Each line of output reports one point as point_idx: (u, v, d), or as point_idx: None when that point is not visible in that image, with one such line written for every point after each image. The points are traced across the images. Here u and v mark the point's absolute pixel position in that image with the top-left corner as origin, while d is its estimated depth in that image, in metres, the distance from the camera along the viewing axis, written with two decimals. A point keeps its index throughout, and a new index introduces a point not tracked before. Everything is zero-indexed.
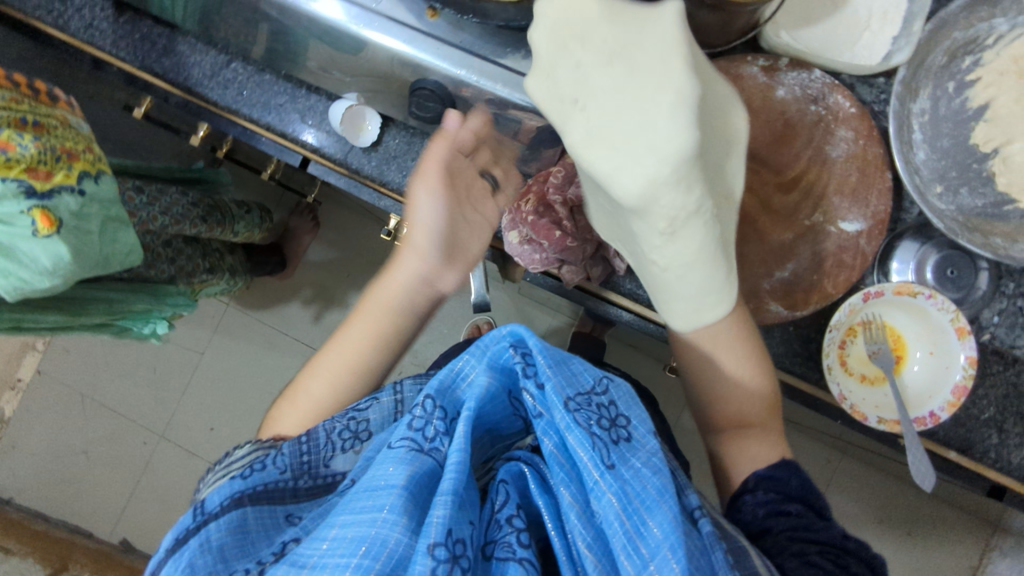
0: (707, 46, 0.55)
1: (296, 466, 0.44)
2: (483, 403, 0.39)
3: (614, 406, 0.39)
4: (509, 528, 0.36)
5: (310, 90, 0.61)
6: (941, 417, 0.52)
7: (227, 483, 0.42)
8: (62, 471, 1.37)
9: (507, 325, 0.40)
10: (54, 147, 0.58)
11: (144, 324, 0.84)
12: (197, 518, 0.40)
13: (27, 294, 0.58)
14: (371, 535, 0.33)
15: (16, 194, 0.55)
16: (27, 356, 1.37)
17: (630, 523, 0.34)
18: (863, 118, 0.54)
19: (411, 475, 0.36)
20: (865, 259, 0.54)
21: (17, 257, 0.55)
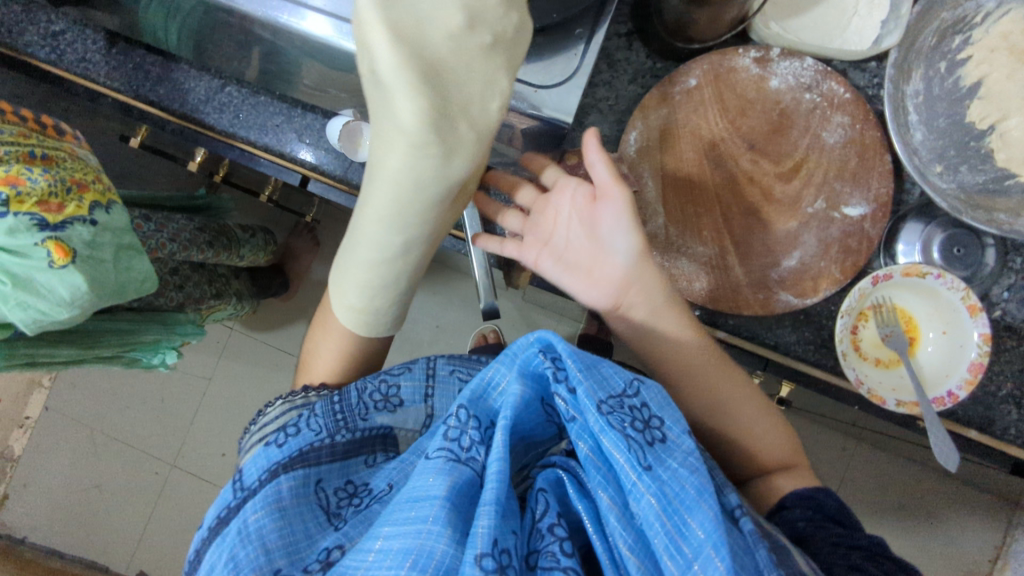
0: (698, 41, 0.55)
1: (330, 424, 0.45)
2: (519, 411, 0.39)
3: (647, 408, 0.38)
4: (552, 537, 0.35)
5: (307, 109, 0.62)
6: (959, 396, 0.52)
7: (265, 451, 0.44)
8: (76, 507, 1.36)
9: (536, 331, 0.39)
10: (63, 179, 0.58)
11: (153, 354, 0.84)
12: (238, 493, 0.43)
13: (46, 325, 0.58)
14: (416, 546, 0.34)
15: (29, 227, 0.54)
16: (34, 394, 1.37)
17: (671, 523, 0.34)
18: (858, 103, 0.54)
19: (451, 485, 0.36)
20: (871, 242, 0.54)
21: (36, 290, 0.55)
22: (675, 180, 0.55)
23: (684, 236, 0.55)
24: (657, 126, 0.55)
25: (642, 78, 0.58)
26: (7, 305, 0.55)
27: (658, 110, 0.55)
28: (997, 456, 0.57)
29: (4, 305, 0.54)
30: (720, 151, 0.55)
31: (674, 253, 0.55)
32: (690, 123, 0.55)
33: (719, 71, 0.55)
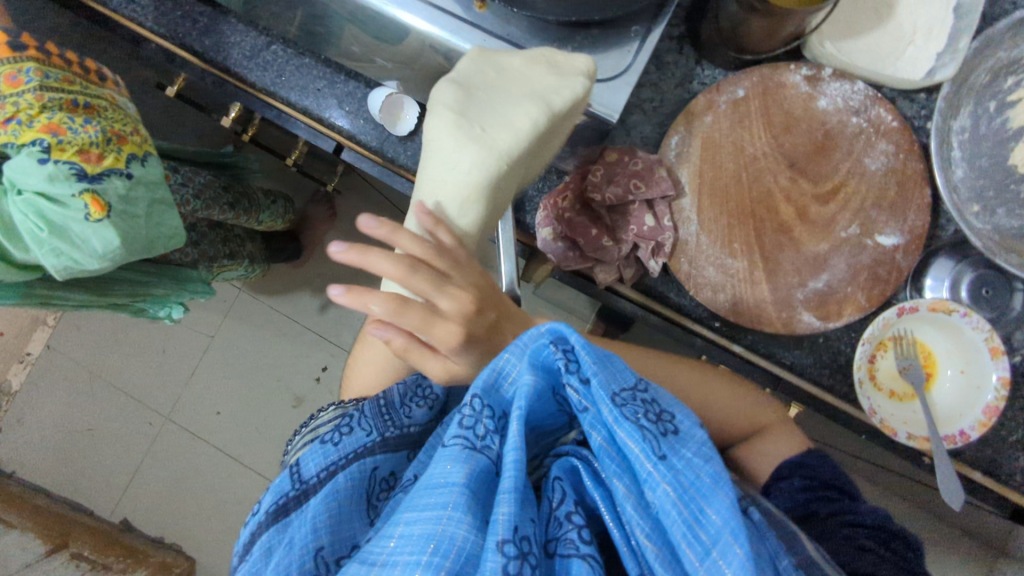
0: (751, 52, 0.54)
1: (379, 424, 0.46)
2: (531, 400, 0.38)
3: (658, 401, 0.39)
4: (570, 525, 0.36)
5: (349, 77, 0.61)
6: (971, 436, 0.52)
7: (319, 448, 0.44)
8: (65, 448, 1.36)
9: (547, 321, 0.38)
10: (103, 130, 0.58)
11: (160, 307, 0.85)
12: (295, 485, 0.42)
13: (76, 272, 0.59)
14: (437, 531, 0.34)
15: (67, 176, 0.54)
16: (38, 331, 1.37)
17: (689, 511, 0.34)
18: (905, 132, 0.54)
19: (469, 473, 0.36)
20: (900, 273, 0.54)
21: (70, 238, 0.56)
22: (712, 187, 0.55)
23: (715, 246, 0.55)
24: (700, 133, 0.55)
25: (688, 83, 0.58)
26: (41, 249, 0.56)
27: (703, 117, 0.55)
28: (997, 501, 0.57)
29: (40, 251, 0.55)
30: (760, 166, 0.55)
31: (702, 261, 0.55)
32: (733, 133, 0.55)
33: (768, 85, 0.55)
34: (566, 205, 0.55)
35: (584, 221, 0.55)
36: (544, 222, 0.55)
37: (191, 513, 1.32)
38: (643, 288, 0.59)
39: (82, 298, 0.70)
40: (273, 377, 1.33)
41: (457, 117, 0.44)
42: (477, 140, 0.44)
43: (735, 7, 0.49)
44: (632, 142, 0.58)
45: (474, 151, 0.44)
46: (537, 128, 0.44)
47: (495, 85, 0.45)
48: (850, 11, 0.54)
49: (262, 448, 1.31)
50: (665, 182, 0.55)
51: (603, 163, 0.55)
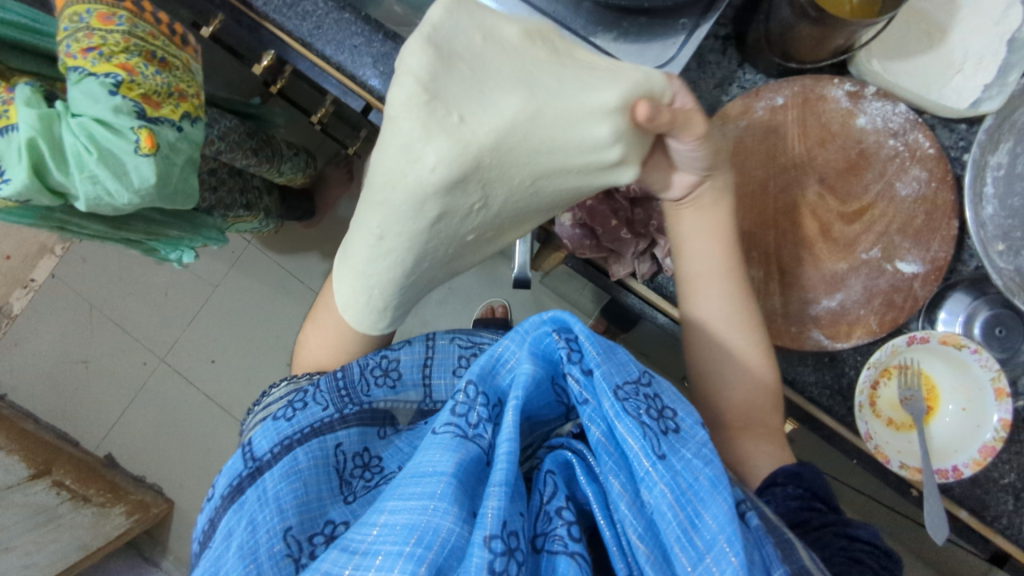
0: (796, 60, 0.53)
1: (336, 400, 0.44)
2: (529, 389, 0.39)
3: (660, 398, 0.39)
4: (560, 520, 0.36)
5: (387, 37, 0.60)
6: (964, 473, 0.51)
7: (272, 425, 0.42)
8: (58, 377, 1.37)
9: (549, 311, 0.40)
10: (169, 84, 0.58)
11: (172, 250, 0.84)
12: (249, 464, 0.41)
13: (99, 206, 0.57)
14: (422, 523, 0.33)
15: (129, 112, 0.54)
16: (44, 259, 1.37)
17: (684, 514, 0.34)
18: (941, 161, 0.53)
19: (459, 462, 0.36)
20: (916, 303, 0.53)
21: (112, 170, 0.54)
22: (738, 193, 0.54)
23: None
24: (733, 137, 0.54)
25: (728, 85, 0.57)
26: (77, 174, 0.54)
27: (738, 120, 0.54)
28: (980, 542, 0.57)
29: (78, 174, 0.53)
30: (789, 177, 0.54)
31: None
32: (766, 141, 0.54)
33: (809, 96, 0.54)
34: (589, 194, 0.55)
35: (606, 210, 0.55)
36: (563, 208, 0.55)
37: (176, 456, 1.33)
38: (656, 287, 0.57)
39: (97, 229, 0.68)
40: (271, 333, 1.34)
41: (427, 98, 0.39)
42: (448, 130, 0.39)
43: (788, 11, 0.48)
44: None
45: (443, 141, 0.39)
46: (517, 123, 0.39)
47: (481, 55, 0.40)
48: (901, 30, 0.53)
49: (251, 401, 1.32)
50: None
51: None
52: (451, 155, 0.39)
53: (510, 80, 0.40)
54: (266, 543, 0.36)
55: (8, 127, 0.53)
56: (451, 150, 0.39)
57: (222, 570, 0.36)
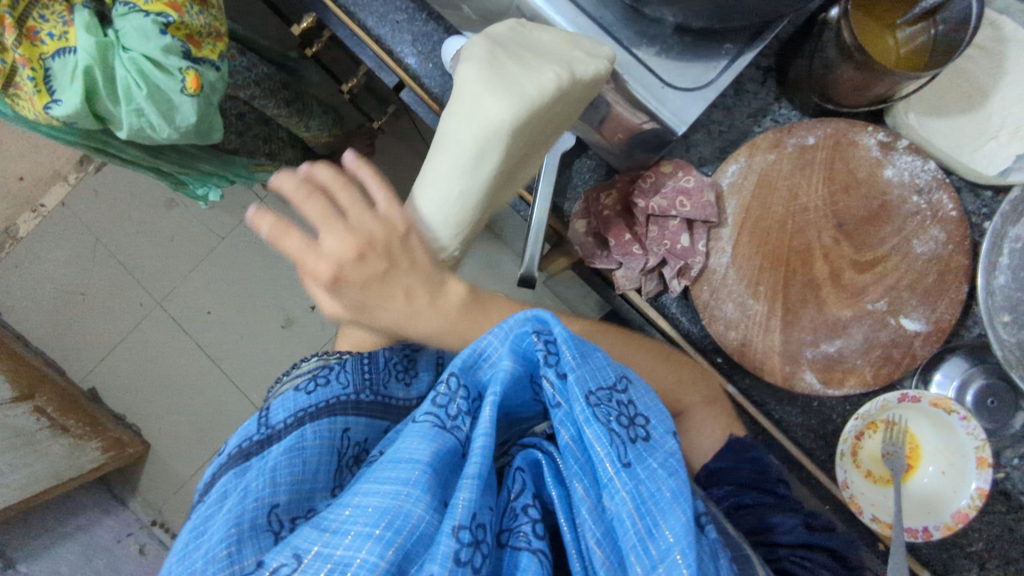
0: (834, 102, 0.53)
1: (357, 381, 0.45)
2: (507, 386, 0.39)
3: (633, 406, 0.40)
4: (525, 518, 0.37)
5: (430, 18, 0.60)
6: (933, 536, 0.51)
7: (294, 396, 0.43)
8: (53, 304, 1.37)
9: (532, 309, 0.40)
10: (211, 24, 0.57)
11: (201, 185, 0.85)
12: (262, 429, 0.42)
13: (141, 136, 0.58)
14: (394, 507, 0.34)
15: (176, 53, 0.54)
16: (57, 185, 1.38)
17: (642, 523, 0.35)
18: (960, 225, 0.53)
19: (436, 451, 0.36)
20: (913, 360, 0.53)
21: (159, 108, 0.56)
22: (754, 226, 0.54)
23: (740, 284, 0.54)
24: (759, 169, 0.54)
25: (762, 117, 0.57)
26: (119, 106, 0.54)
27: (767, 153, 0.54)
28: None
29: (125, 107, 0.54)
30: (808, 218, 0.54)
31: (723, 294, 0.54)
32: (790, 178, 0.54)
33: (841, 140, 0.54)
34: (608, 204, 0.55)
35: (620, 222, 0.55)
36: (580, 213, 0.56)
37: (160, 399, 1.34)
38: (657, 305, 0.57)
39: (135, 155, 0.67)
40: (269, 293, 1.34)
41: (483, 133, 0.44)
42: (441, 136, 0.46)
43: (834, 52, 0.47)
44: (689, 160, 0.57)
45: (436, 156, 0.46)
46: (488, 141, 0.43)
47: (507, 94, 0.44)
48: (942, 87, 0.53)
49: (241, 357, 1.32)
50: (710, 208, 0.53)
51: (655, 171, 0.55)
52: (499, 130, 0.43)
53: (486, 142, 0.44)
54: (251, 511, 0.36)
55: (64, 49, 0.52)
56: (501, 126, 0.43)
57: (209, 530, 0.36)
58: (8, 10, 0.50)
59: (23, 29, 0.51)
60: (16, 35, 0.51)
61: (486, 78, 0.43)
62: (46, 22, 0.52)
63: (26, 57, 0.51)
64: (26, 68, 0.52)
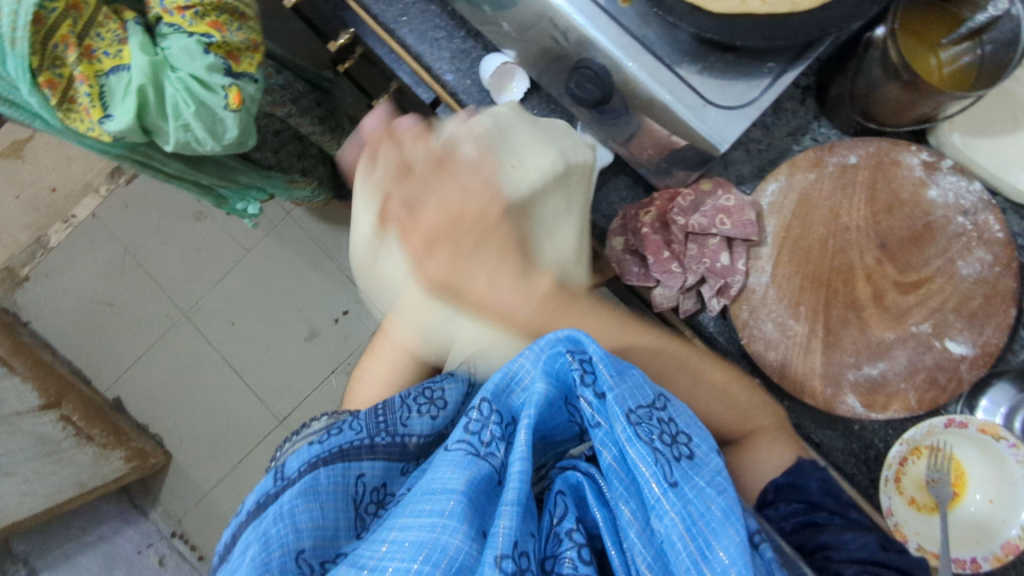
0: (875, 120, 0.52)
1: (371, 425, 0.43)
2: (542, 409, 0.39)
3: (674, 423, 0.39)
4: (570, 543, 0.36)
5: (469, 35, 0.59)
6: (981, 567, 0.50)
7: (306, 448, 0.41)
8: (81, 313, 1.39)
9: (566, 329, 0.40)
10: (251, 37, 0.57)
11: (239, 199, 0.87)
12: (277, 482, 0.40)
13: (183, 148, 0.59)
14: (430, 540, 0.33)
15: (218, 70, 0.55)
16: (88, 198, 1.41)
17: (695, 545, 0.35)
18: (1007, 246, 0.51)
19: (470, 480, 0.36)
20: (960, 385, 0.51)
21: (208, 124, 0.57)
22: (794, 245, 0.54)
23: (780, 303, 0.53)
24: (799, 188, 0.54)
25: (800, 135, 0.56)
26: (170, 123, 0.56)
27: (807, 172, 0.54)
28: None
29: (173, 123, 0.55)
30: (850, 238, 0.53)
31: (763, 314, 0.53)
32: (831, 198, 0.54)
33: (882, 160, 0.53)
34: (646, 222, 0.55)
35: (658, 239, 0.54)
36: (618, 231, 0.56)
37: (183, 409, 1.35)
38: (693, 324, 0.57)
39: (179, 167, 0.69)
40: (293, 306, 1.35)
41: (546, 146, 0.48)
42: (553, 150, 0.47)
43: (878, 71, 0.47)
44: (727, 178, 0.57)
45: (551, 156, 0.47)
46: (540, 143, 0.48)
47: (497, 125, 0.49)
48: (987, 108, 0.52)
49: (264, 370, 1.33)
50: (751, 226, 0.53)
51: (693, 189, 0.55)
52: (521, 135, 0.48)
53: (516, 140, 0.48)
54: (277, 558, 0.35)
55: (120, 66, 0.53)
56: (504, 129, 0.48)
57: None
58: (69, 29, 0.50)
59: (82, 46, 0.51)
60: (77, 53, 0.51)
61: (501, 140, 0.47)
62: (103, 40, 0.52)
63: (84, 74, 0.51)
64: (83, 85, 0.51)
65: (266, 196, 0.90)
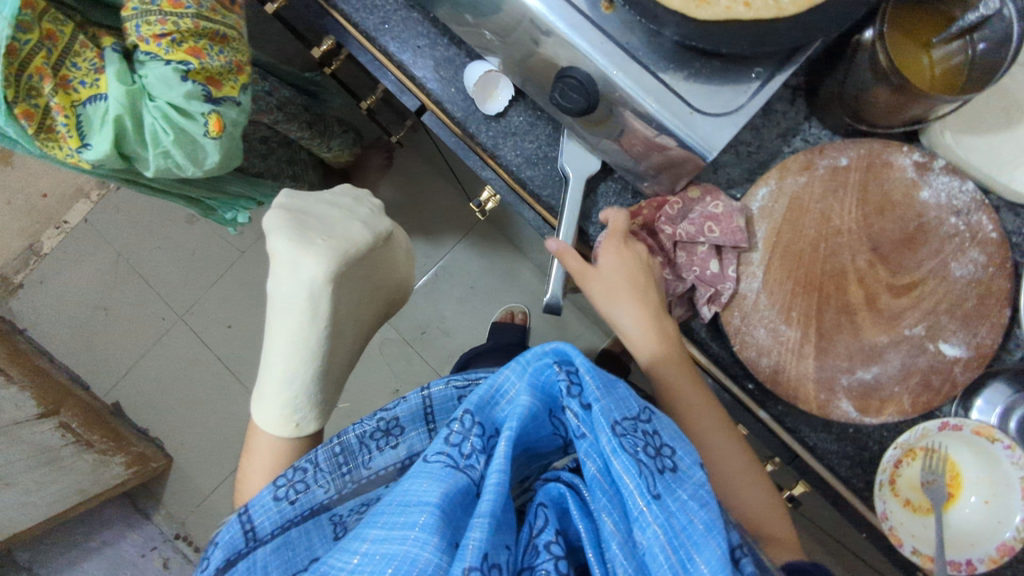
0: (865, 122, 0.51)
1: (336, 479, 0.43)
2: (525, 421, 0.39)
3: (659, 436, 0.39)
4: (548, 555, 0.35)
5: (452, 42, 0.58)
6: (977, 569, 0.50)
7: (273, 497, 0.40)
8: (76, 319, 1.39)
9: (553, 342, 0.40)
10: (232, 61, 0.55)
11: (227, 209, 0.83)
12: (249, 543, 0.39)
13: (163, 172, 0.59)
14: (401, 553, 0.33)
15: (197, 96, 0.53)
16: (79, 203, 1.39)
17: (676, 557, 0.34)
18: (1001, 246, 0.51)
19: (446, 493, 0.35)
20: (954, 387, 0.51)
21: (188, 150, 0.56)
22: (786, 250, 0.53)
23: (772, 309, 0.53)
24: (789, 192, 0.53)
25: (791, 136, 0.56)
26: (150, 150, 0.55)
27: (797, 175, 0.53)
28: None
29: (153, 151, 0.55)
30: (842, 241, 0.52)
31: (755, 320, 0.53)
32: (822, 201, 0.53)
33: (874, 161, 0.52)
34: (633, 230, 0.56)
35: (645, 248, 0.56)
36: None
37: (182, 413, 1.35)
38: (685, 329, 0.57)
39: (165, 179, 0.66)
40: None
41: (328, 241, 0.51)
42: (324, 249, 0.50)
43: (866, 73, 0.46)
44: (717, 182, 0.56)
45: (323, 258, 0.50)
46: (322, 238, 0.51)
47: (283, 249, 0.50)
48: (980, 105, 0.51)
49: None
50: (740, 233, 0.52)
51: (682, 197, 0.54)
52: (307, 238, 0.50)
53: (309, 234, 0.51)
54: None
55: (96, 96, 0.52)
56: (296, 241, 0.50)
57: None
58: (44, 61, 0.50)
59: (57, 77, 0.50)
60: (52, 84, 0.50)
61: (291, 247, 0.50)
62: (79, 70, 0.51)
63: (60, 104, 0.51)
64: (59, 116, 0.51)
65: (254, 204, 0.87)
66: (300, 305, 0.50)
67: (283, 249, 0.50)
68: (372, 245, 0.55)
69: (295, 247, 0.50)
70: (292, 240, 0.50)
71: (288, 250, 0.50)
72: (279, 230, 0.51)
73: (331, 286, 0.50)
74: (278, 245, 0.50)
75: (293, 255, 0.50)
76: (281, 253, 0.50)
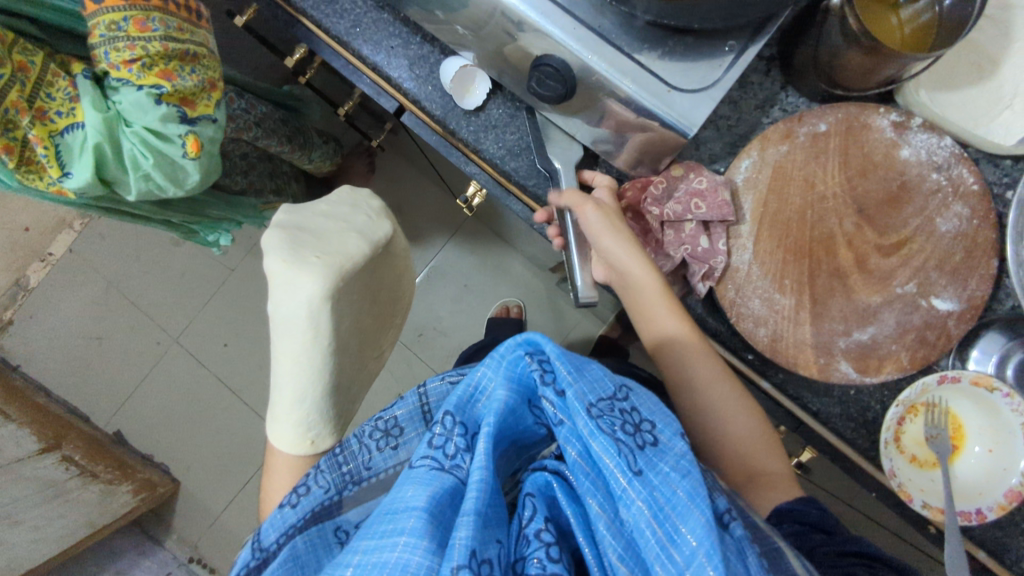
0: (841, 87, 0.52)
1: (337, 479, 0.43)
2: (504, 415, 0.39)
3: (637, 412, 0.39)
4: (538, 543, 0.35)
5: (425, 40, 0.58)
6: (988, 517, 0.50)
7: (279, 512, 0.40)
8: (70, 351, 1.37)
9: (523, 333, 0.40)
10: (205, 79, 0.55)
11: (210, 232, 0.83)
12: (256, 554, 0.40)
13: (146, 196, 0.59)
14: (393, 559, 0.32)
15: (173, 118, 0.53)
16: (63, 234, 1.38)
17: (662, 530, 0.34)
18: (983, 198, 0.51)
19: (432, 496, 0.35)
20: (948, 340, 0.52)
21: (169, 170, 0.56)
22: (773, 219, 0.53)
23: (765, 279, 0.53)
24: (772, 161, 0.54)
25: (769, 106, 0.56)
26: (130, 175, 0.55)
27: (779, 145, 0.53)
28: None
29: (133, 175, 0.54)
30: (827, 206, 0.53)
31: (749, 291, 0.53)
32: (806, 167, 0.53)
33: (852, 125, 0.53)
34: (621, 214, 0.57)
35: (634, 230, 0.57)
36: None
37: (185, 436, 1.34)
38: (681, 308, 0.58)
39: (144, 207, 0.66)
40: None
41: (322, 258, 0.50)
42: (320, 266, 0.50)
43: (837, 38, 0.46)
44: (700, 158, 0.57)
45: (318, 274, 0.50)
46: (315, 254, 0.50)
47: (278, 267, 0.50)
48: (952, 60, 0.52)
49: (263, 387, 1.33)
50: (727, 207, 0.52)
51: (666, 175, 0.54)
52: (300, 256, 0.50)
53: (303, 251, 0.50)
54: None
55: (74, 124, 0.51)
56: (289, 260, 0.50)
57: None
58: (18, 95, 0.49)
59: (33, 109, 0.50)
60: (29, 117, 0.49)
61: (285, 264, 0.50)
62: (53, 100, 0.51)
63: (38, 137, 0.50)
64: (38, 148, 0.50)
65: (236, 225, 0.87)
66: (301, 324, 0.50)
67: (277, 268, 0.50)
68: (370, 255, 0.54)
69: (289, 266, 0.50)
70: (285, 259, 0.50)
71: (284, 268, 0.50)
72: (272, 249, 0.50)
73: (329, 302, 0.50)
74: (272, 264, 0.50)
75: (288, 273, 0.50)
76: (276, 272, 0.50)
